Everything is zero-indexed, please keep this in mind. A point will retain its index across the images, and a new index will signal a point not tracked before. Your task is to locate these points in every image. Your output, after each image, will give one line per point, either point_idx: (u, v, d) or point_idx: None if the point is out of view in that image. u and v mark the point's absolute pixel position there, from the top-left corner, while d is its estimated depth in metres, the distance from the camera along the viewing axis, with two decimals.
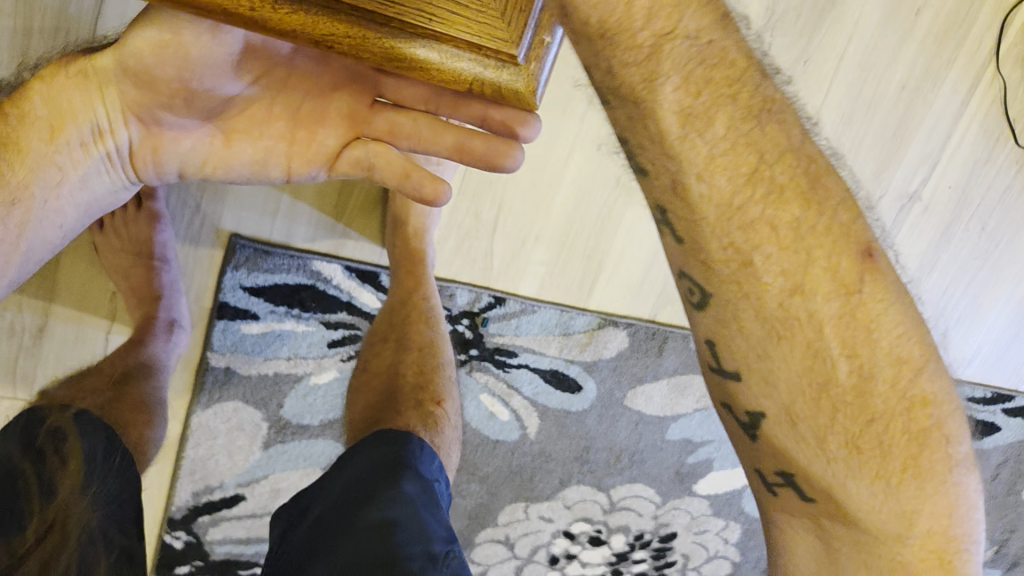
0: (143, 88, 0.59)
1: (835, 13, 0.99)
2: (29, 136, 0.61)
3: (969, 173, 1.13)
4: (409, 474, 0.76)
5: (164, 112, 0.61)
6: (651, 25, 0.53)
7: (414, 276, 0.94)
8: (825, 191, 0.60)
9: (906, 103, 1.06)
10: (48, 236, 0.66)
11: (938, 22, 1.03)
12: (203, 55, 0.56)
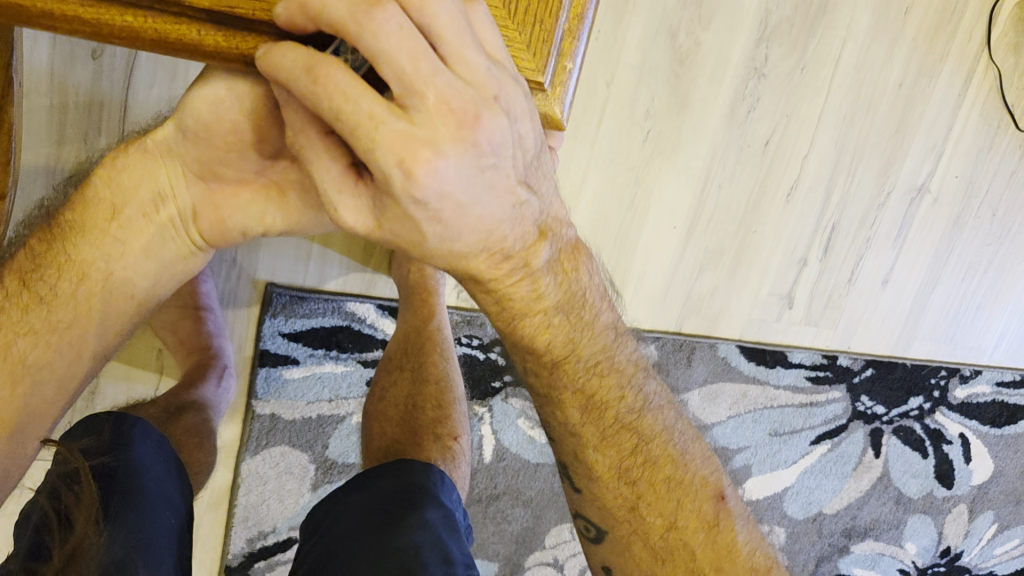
0: (200, 143, 0.54)
1: (827, 20, 1.02)
2: (92, 216, 0.58)
3: (973, 162, 1.15)
4: (430, 502, 0.78)
5: (226, 171, 0.56)
6: (553, 347, 0.58)
7: (427, 306, 0.96)
8: (692, 456, 0.64)
9: (904, 99, 1.09)
10: (123, 308, 0.61)
11: (928, 20, 1.06)
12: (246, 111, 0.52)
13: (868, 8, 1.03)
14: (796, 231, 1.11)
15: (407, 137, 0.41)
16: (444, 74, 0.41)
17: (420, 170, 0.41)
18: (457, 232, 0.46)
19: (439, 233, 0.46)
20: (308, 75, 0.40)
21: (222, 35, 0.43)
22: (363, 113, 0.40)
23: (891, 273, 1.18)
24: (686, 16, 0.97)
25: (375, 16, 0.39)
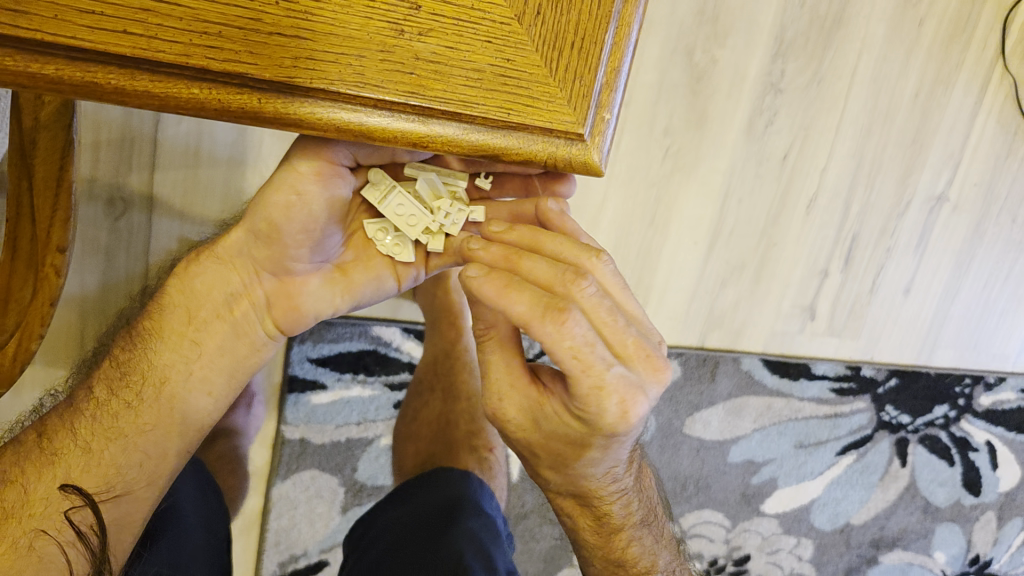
0: (273, 245, 0.59)
1: (842, 33, 1.03)
2: (170, 324, 0.64)
3: (992, 170, 1.15)
4: (469, 509, 0.79)
5: (296, 263, 0.61)
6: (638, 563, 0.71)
7: (455, 327, 0.99)
8: None
9: (921, 110, 1.09)
10: (204, 408, 0.65)
11: (942, 29, 1.07)
12: (319, 210, 0.56)
13: (882, 20, 1.04)
14: (816, 243, 1.12)
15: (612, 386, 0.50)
16: (634, 327, 0.52)
17: (634, 409, 0.51)
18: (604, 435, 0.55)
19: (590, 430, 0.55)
20: (552, 322, 0.48)
21: (252, 94, 0.36)
22: (599, 359, 0.50)
23: (913, 282, 1.18)
24: (702, 34, 0.98)
25: (565, 321, 0.48)
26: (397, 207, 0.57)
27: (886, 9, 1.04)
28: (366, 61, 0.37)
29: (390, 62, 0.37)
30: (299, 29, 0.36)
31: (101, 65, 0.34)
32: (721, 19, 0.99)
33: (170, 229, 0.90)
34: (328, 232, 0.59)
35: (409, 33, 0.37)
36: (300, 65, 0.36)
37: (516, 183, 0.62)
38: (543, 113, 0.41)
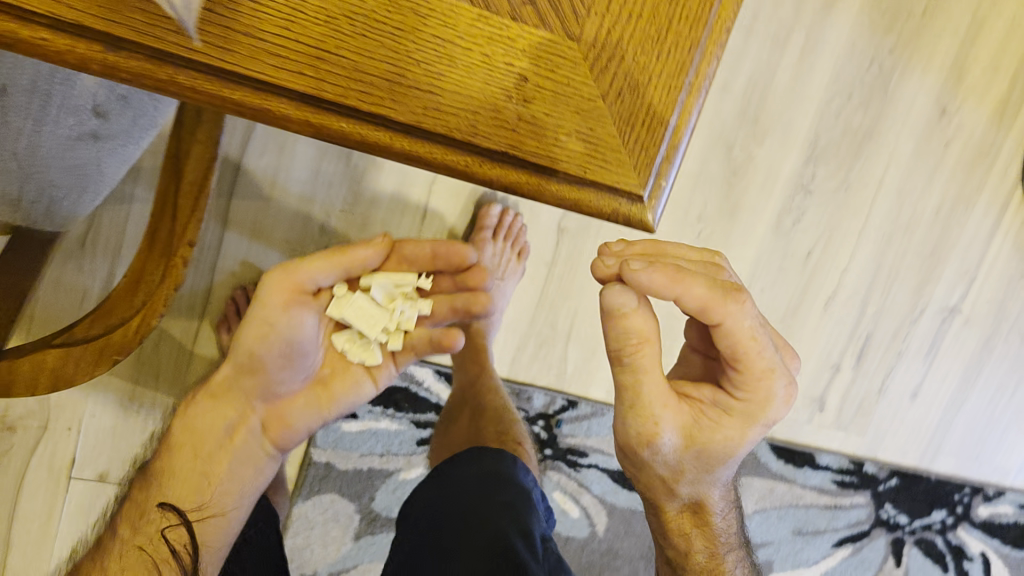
0: (258, 365, 0.67)
1: (872, 146, 1.10)
2: (178, 463, 0.67)
3: (1005, 289, 1.22)
4: (507, 483, 0.83)
5: (280, 381, 0.68)
6: None
7: (479, 362, 1.03)
8: None
9: (940, 225, 1.16)
10: (224, 517, 0.69)
11: (966, 153, 1.14)
12: (288, 329, 0.65)
13: (911, 139, 1.11)
14: (831, 338, 1.18)
15: (760, 389, 0.59)
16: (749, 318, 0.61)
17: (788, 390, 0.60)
18: (731, 438, 0.61)
19: (727, 437, 0.60)
20: (737, 303, 0.53)
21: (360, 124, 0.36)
22: (766, 341, 0.57)
23: (920, 387, 1.24)
24: (742, 132, 1.06)
25: (742, 302, 0.54)
26: (357, 310, 0.66)
27: (917, 129, 1.11)
28: (480, 117, 0.37)
29: (494, 114, 0.38)
30: (422, 74, 0.37)
31: (231, 85, 0.35)
32: (762, 119, 1.06)
33: (237, 249, 0.98)
34: (315, 346, 0.67)
35: (515, 94, 0.38)
36: (419, 113, 0.37)
37: (448, 281, 0.72)
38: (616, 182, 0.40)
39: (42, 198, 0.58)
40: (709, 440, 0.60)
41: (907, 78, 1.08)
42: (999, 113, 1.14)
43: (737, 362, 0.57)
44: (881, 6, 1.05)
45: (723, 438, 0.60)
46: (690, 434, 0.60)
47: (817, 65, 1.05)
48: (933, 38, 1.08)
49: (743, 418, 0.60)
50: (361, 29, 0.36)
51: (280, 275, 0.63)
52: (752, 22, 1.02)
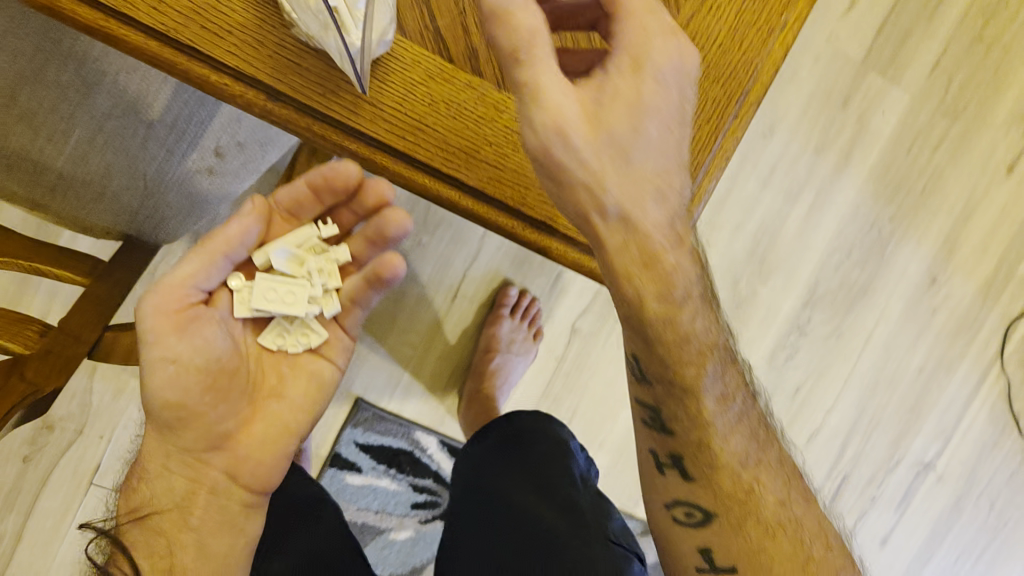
0: (187, 387, 0.57)
1: (865, 301, 1.21)
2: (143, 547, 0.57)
3: (978, 454, 1.29)
4: (544, 443, 0.84)
5: (223, 409, 0.59)
6: None
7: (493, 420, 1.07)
8: None
9: (921, 385, 1.26)
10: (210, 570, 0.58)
11: (950, 321, 1.24)
12: (204, 336, 0.57)
13: (900, 300, 1.22)
14: (810, 473, 1.25)
15: (681, 92, 0.46)
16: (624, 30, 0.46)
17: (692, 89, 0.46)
18: (658, 162, 0.46)
19: (657, 162, 0.46)
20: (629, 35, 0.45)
21: (433, 179, 0.47)
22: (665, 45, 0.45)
23: (890, 535, 1.29)
24: (749, 269, 1.18)
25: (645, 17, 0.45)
26: (270, 294, 0.59)
27: (906, 292, 1.22)
28: (526, 190, 0.48)
29: (536, 188, 0.48)
30: (488, 153, 0.47)
31: (344, 139, 0.46)
32: (768, 260, 1.18)
33: None
34: (218, 367, 0.58)
35: None
36: (483, 180, 0.48)
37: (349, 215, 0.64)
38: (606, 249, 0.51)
39: (152, 213, 0.69)
40: (634, 162, 0.45)
41: (902, 246, 1.20)
42: (984, 290, 1.24)
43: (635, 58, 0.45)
44: (884, 179, 1.18)
45: (649, 153, 0.45)
46: (617, 150, 0.45)
47: (822, 223, 1.17)
48: (929, 214, 1.20)
49: (671, 112, 0.46)
50: (448, 113, 0.47)
51: (151, 295, 0.55)
52: (769, 174, 1.15)
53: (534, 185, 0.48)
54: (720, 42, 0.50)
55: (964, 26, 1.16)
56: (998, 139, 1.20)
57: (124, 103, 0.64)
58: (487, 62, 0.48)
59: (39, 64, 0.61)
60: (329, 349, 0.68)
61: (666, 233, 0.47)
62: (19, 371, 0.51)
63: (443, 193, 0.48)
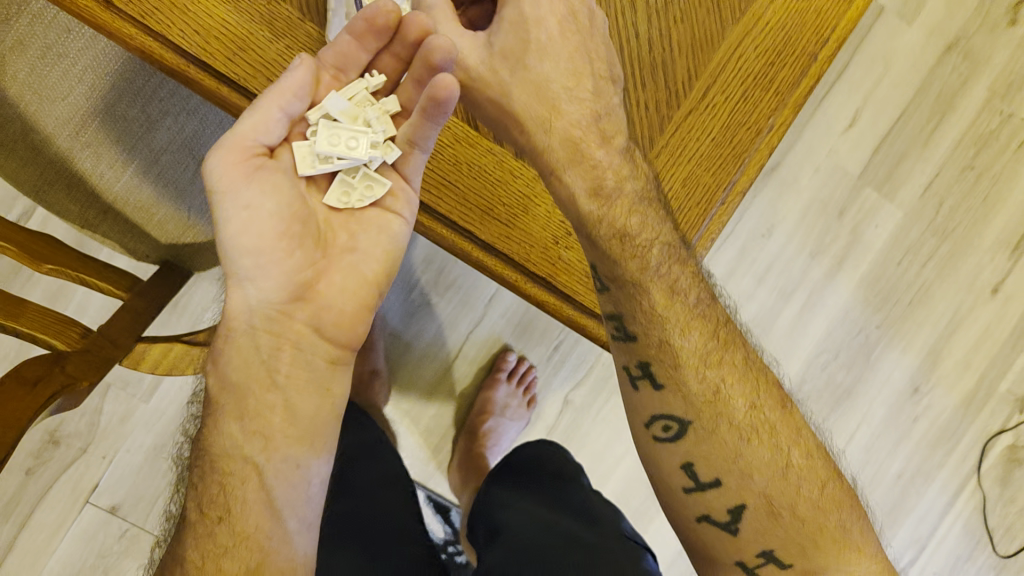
0: (259, 243, 0.51)
1: (849, 403, 1.25)
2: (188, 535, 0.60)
3: (952, 565, 1.26)
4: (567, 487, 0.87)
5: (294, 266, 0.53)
6: None
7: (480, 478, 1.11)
8: None
9: (899, 490, 1.26)
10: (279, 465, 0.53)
11: (930, 432, 1.27)
12: (273, 186, 0.51)
13: (882, 406, 1.26)
14: None
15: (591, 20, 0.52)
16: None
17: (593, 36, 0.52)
18: (568, 61, 0.52)
19: (558, 65, 0.52)
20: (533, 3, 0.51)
21: (449, 231, 0.53)
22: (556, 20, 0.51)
23: None
24: None
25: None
26: (333, 141, 0.51)
27: (889, 398, 1.26)
28: (531, 248, 0.54)
29: (541, 248, 0.54)
30: (501, 211, 0.54)
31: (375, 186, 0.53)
32: None
33: None
34: (298, 215, 0.53)
35: (560, 240, 0.55)
36: (494, 236, 0.53)
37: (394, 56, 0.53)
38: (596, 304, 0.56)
39: (191, 243, 0.75)
40: (536, 68, 0.52)
41: (888, 353, 1.25)
42: (964, 405, 1.27)
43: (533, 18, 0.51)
44: (873, 288, 1.24)
45: (555, 64, 0.52)
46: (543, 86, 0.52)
47: (812, 324, 1.23)
48: (914, 326, 1.26)
49: (568, 21, 0.52)
50: (469, 174, 0.53)
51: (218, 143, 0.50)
52: (765, 272, 1.22)
53: (540, 245, 0.54)
54: (714, 132, 0.55)
55: (956, 154, 1.24)
56: (983, 262, 1.26)
57: (181, 140, 0.72)
58: None
59: (110, 99, 0.70)
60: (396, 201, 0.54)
61: (594, 131, 0.53)
62: (60, 364, 0.55)
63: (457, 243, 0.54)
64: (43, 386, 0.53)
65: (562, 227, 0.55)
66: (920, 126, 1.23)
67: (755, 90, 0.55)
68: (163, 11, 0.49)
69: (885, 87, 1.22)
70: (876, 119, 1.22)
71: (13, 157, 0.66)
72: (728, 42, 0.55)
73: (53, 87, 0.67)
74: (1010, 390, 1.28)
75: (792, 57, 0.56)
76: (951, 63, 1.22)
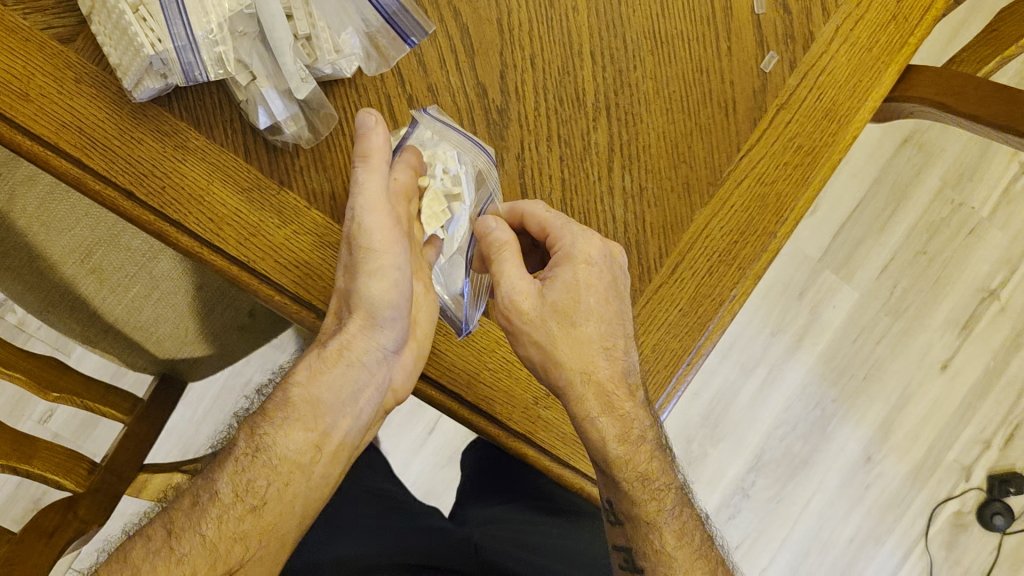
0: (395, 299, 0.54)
1: (805, 473, 1.30)
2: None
3: None
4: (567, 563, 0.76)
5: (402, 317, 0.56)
6: None
7: None
8: None
9: (851, 554, 1.31)
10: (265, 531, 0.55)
11: (881, 499, 1.32)
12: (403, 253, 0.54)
13: (836, 475, 1.31)
14: None
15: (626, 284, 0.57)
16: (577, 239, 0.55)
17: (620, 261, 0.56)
18: (610, 319, 0.57)
19: (601, 327, 0.57)
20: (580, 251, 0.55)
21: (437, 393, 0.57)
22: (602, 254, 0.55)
23: None
24: (702, 432, 1.28)
25: (584, 235, 0.55)
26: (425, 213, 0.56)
27: (843, 468, 1.31)
28: (514, 409, 0.58)
29: (524, 407, 0.58)
30: (486, 374, 0.57)
31: None
32: (720, 426, 1.28)
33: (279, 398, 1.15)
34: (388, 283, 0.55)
35: (541, 399, 0.59)
36: (481, 398, 0.57)
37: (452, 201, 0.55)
38: (580, 455, 0.60)
39: (188, 356, 0.77)
40: (583, 328, 0.57)
41: (842, 424, 1.31)
42: (913, 474, 1.33)
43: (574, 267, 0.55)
44: (830, 364, 1.31)
45: (599, 323, 0.57)
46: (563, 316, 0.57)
47: (771, 397, 1.29)
48: (868, 399, 1.32)
49: (608, 290, 0.56)
50: (457, 343, 0.57)
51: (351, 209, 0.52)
52: (728, 349, 1.28)
53: (524, 405, 0.58)
54: (683, 305, 0.59)
55: (910, 239, 1.32)
56: (933, 340, 1.33)
57: (180, 265, 0.76)
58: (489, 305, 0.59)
59: (116, 229, 0.74)
60: None
61: (623, 385, 0.57)
62: (74, 509, 0.62)
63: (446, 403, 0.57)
64: (58, 536, 0.59)
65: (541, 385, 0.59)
66: (876, 214, 1.31)
67: (720, 266, 0.59)
68: (182, 203, 0.51)
69: (843, 177, 1.30)
70: (834, 207, 1.30)
71: (21, 281, 0.71)
72: (696, 222, 0.59)
73: (60, 220, 0.72)
74: (956, 459, 1.34)
75: (754, 235, 0.60)
76: (906, 155, 1.31)
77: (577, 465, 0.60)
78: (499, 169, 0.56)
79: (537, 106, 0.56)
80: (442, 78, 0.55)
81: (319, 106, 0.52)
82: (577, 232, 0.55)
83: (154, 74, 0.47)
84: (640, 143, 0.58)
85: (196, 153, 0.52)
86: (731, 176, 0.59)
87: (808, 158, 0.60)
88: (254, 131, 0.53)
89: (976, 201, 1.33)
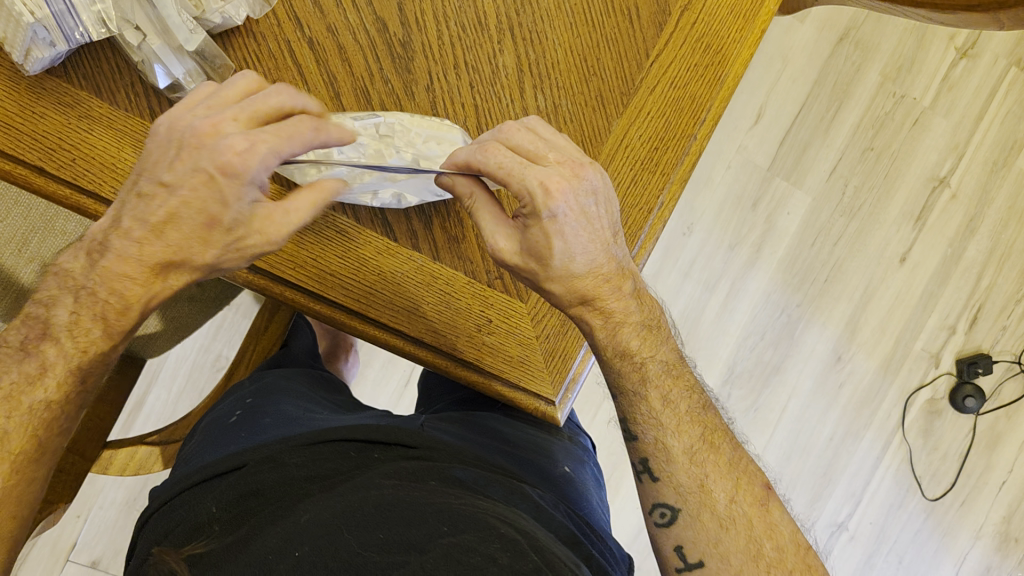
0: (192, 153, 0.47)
1: (778, 379, 1.32)
2: None
3: (885, 514, 1.34)
4: (537, 469, 0.64)
5: (184, 192, 0.48)
6: None
7: None
8: None
9: (832, 451, 1.33)
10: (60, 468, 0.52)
11: (855, 395, 1.35)
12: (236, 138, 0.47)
13: (810, 377, 1.33)
14: None
15: (594, 208, 0.53)
16: (538, 167, 0.51)
17: (583, 173, 0.53)
18: (589, 238, 0.54)
19: (586, 258, 0.54)
20: (542, 183, 0.51)
21: (381, 332, 0.57)
22: (557, 163, 0.52)
23: None
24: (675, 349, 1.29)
25: (538, 161, 0.52)
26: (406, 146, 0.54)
27: (815, 369, 1.33)
28: (458, 337, 0.58)
29: (468, 336, 0.58)
30: (426, 310, 0.57)
31: (318, 303, 0.56)
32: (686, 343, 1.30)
33: None
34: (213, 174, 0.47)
35: (483, 327, 0.58)
36: (421, 331, 0.57)
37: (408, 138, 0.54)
38: (532, 376, 0.59)
39: (141, 336, 0.76)
40: (565, 265, 0.53)
41: (810, 328, 1.33)
42: (884, 368, 1.36)
43: (545, 200, 0.51)
44: (791, 270, 1.32)
45: (575, 245, 0.53)
46: (539, 260, 0.53)
47: (737, 310, 1.31)
48: (833, 299, 1.34)
49: (582, 207, 0.53)
50: (395, 281, 0.57)
51: (236, 133, 0.47)
52: (690, 267, 1.30)
53: (470, 336, 0.58)
54: None
55: (856, 136, 1.33)
56: (890, 235, 1.35)
57: None
58: (422, 238, 0.58)
59: (48, 216, 0.74)
60: (344, 264, 0.56)
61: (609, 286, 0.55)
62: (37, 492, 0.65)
63: (386, 337, 0.58)
64: None
65: (482, 308, 0.58)
66: (821, 114, 1.32)
67: (644, 173, 0.59)
68: (96, 173, 0.50)
69: (785, 81, 1.31)
70: (779, 113, 1.31)
71: None
72: (614, 133, 0.59)
73: None
74: (924, 348, 1.37)
75: (675, 138, 0.59)
76: (843, 54, 1.32)
77: (534, 388, 0.59)
78: (410, 101, 0.56)
79: (439, 35, 0.56)
80: (339, 17, 0.55)
81: (215, 58, 0.52)
82: (537, 173, 0.51)
83: (42, 44, 0.47)
84: (548, 62, 0.58)
85: (102, 122, 0.51)
86: (643, 84, 0.59)
87: (718, 58, 0.61)
88: (157, 93, 0.52)
89: (917, 91, 1.35)
